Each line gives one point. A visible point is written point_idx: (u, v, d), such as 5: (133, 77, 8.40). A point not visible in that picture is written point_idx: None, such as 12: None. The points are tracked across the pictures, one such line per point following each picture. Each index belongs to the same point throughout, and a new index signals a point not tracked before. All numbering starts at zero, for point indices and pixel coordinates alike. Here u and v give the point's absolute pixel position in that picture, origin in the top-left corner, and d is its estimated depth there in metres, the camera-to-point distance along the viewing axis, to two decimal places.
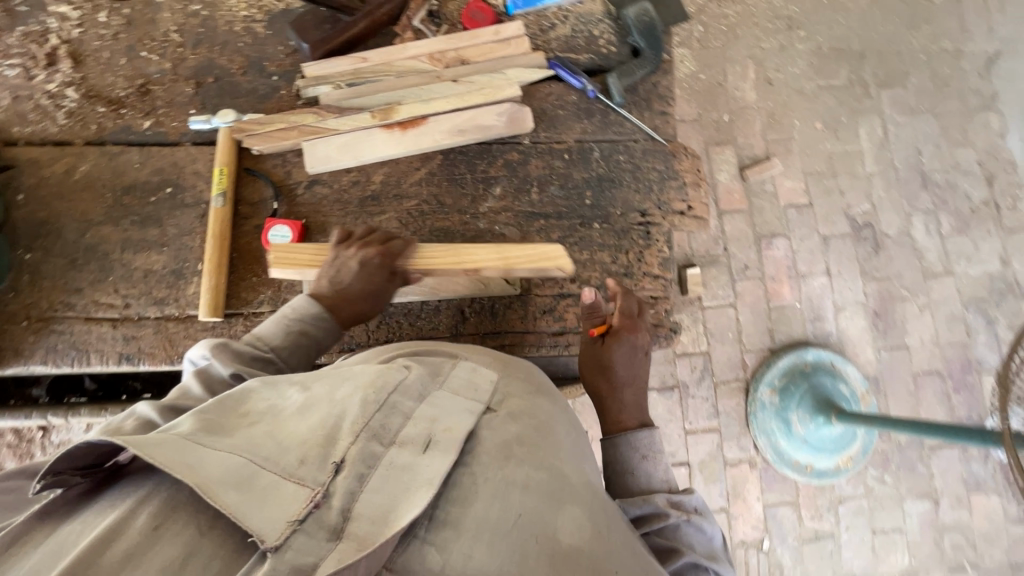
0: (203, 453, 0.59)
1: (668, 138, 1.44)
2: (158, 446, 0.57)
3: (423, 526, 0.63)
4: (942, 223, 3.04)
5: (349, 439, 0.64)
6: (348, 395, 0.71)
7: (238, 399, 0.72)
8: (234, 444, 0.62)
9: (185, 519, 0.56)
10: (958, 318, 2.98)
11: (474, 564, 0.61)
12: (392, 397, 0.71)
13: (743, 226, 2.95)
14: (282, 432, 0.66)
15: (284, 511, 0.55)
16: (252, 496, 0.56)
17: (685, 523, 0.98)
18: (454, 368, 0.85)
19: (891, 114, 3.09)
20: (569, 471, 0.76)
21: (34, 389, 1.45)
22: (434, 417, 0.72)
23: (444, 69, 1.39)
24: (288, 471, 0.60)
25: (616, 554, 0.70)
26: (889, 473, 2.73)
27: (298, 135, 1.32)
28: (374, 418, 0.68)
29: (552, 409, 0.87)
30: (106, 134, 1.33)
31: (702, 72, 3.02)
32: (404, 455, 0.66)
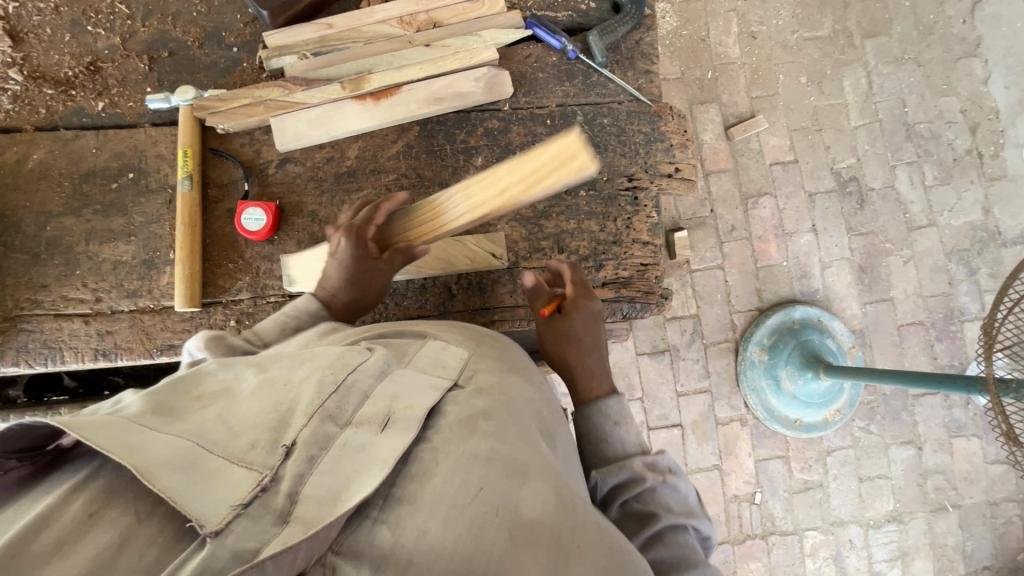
0: (148, 434, 0.52)
1: (652, 99, 1.39)
2: (96, 425, 0.51)
3: (377, 504, 0.59)
4: (927, 175, 3.04)
5: (303, 419, 0.60)
6: (308, 376, 0.66)
7: (189, 380, 0.66)
8: (182, 426, 0.56)
9: (123, 509, 0.51)
10: (941, 269, 3.02)
11: (429, 539, 0.56)
12: (351, 377, 0.67)
13: (729, 186, 2.92)
14: (233, 414, 0.60)
15: (228, 495, 0.51)
16: (195, 480, 0.50)
17: (661, 484, 0.98)
18: (422, 350, 0.82)
19: (876, 65, 3.04)
20: (537, 447, 0.72)
21: (10, 389, 1.40)
22: (395, 394, 0.68)
23: (416, 34, 1.31)
24: (236, 456, 0.55)
25: (584, 530, 0.65)
26: (874, 423, 2.80)
27: (264, 110, 1.24)
28: (330, 399, 0.63)
29: (522, 386, 0.83)
30: (58, 119, 1.25)
31: (684, 28, 2.94)
32: (360, 435, 0.62)
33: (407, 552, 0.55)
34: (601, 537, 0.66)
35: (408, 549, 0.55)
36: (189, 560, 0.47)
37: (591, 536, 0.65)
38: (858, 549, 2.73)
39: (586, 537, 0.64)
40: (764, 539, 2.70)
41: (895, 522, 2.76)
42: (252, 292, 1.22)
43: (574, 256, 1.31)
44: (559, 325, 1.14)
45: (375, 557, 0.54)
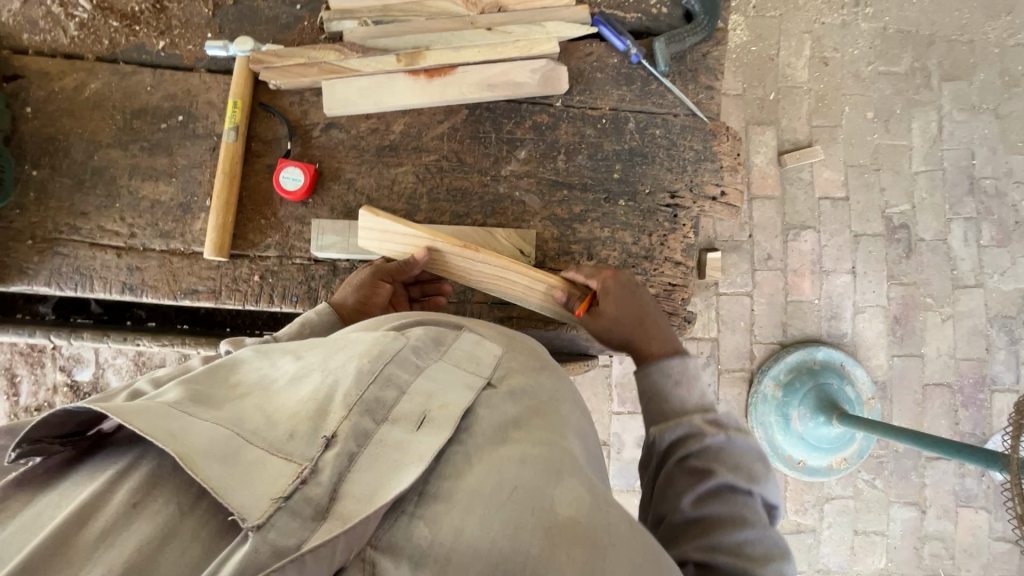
0: (190, 422, 0.56)
1: (710, 116, 1.34)
2: (142, 411, 0.55)
3: (412, 501, 0.61)
4: (983, 233, 2.90)
5: (342, 412, 0.62)
6: (344, 365, 0.68)
7: (227, 370, 0.71)
8: (222, 417, 0.60)
9: (166, 497, 0.53)
10: (980, 333, 2.89)
11: (466, 538, 0.58)
12: (389, 368, 0.69)
13: (772, 214, 2.83)
14: (271, 404, 0.64)
15: (269, 488, 0.53)
16: (235, 471, 0.53)
17: (724, 442, 0.93)
18: (457, 340, 0.83)
19: (950, 110, 2.89)
20: (572, 451, 0.73)
21: (40, 306, 1.46)
22: (431, 393, 0.71)
23: (480, 15, 1.28)
24: (275, 446, 0.58)
25: (620, 531, 0.64)
26: (880, 478, 2.73)
27: (317, 73, 1.23)
28: (369, 391, 0.65)
29: (556, 387, 0.84)
30: (119, 52, 1.27)
31: (754, 44, 2.83)
32: (397, 431, 0.64)
33: (445, 550, 0.57)
34: (635, 538, 0.65)
35: (446, 547, 0.57)
36: (233, 553, 0.49)
37: (628, 537, 0.64)
38: None
39: (622, 537, 0.64)
40: None
41: None
42: (279, 251, 1.23)
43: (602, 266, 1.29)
44: (603, 312, 1.12)
45: (413, 555, 0.56)
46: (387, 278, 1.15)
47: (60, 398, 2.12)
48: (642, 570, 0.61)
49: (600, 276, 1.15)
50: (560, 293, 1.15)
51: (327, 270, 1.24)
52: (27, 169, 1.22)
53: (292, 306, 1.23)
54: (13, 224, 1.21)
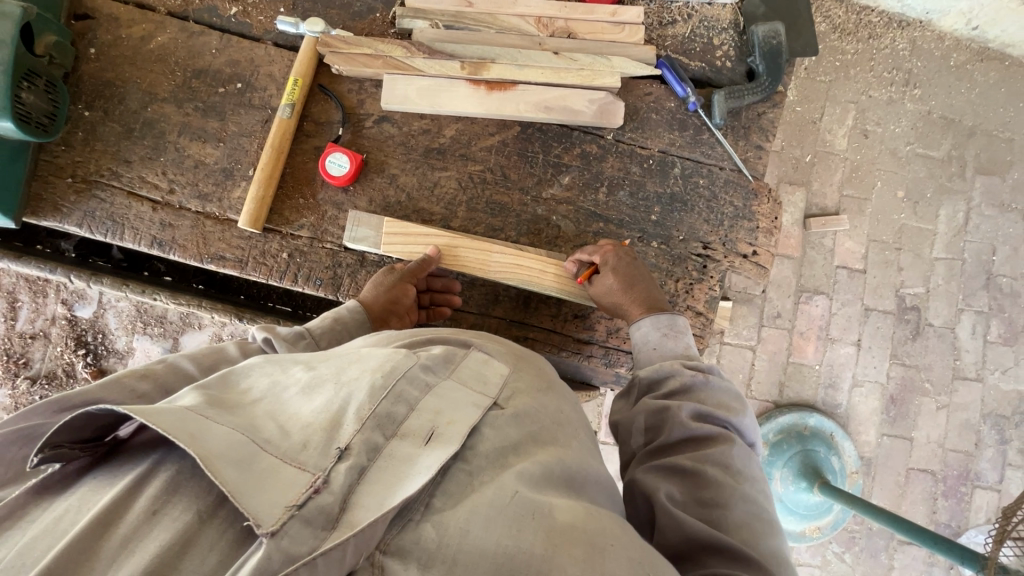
0: (207, 425, 0.56)
1: (754, 175, 1.35)
2: (160, 412, 0.54)
3: (419, 509, 0.60)
4: (992, 329, 2.91)
5: (354, 425, 0.62)
6: (359, 375, 0.68)
7: (240, 377, 0.70)
8: (236, 422, 0.59)
9: (185, 504, 0.54)
10: (972, 427, 2.90)
11: (471, 539, 0.59)
12: (400, 384, 0.68)
13: (788, 273, 2.85)
14: (283, 415, 0.63)
15: (283, 494, 0.53)
16: (252, 476, 0.53)
17: (701, 380, 1.00)
18: (466, 358, 0.82)
19: (979, 203, 2.91)
20: (571, 462, 0.74)
21: (63, 242, 1.46)
22: (438, 409, 0.70)
23: (548, 38, 1.30)
24: (289, 455, 0.57)
25: (613, 531, 0.65)
26: (850, 552, 2.78)
27: (381, 66, 1.24)
28: (381, 406, 0.65)
29: (561, 407, 0.84)
30: (191, 10, 1.27)
31: (800, 105, 2.86)
32: (404, 447, 0.63)
33: (452, 550, 0.57)
34: (628, 537, 0.66)
35: (453, 547, 0.58)
36: (250, 557, 0.50)
37: (623, 537, 0.65)
38: None
39: (617, 537, 0.65)
40: None
41: None
42: (311, 233, 1.24)
43: None
44: (602, 280, 1.18)
45: (422, 556, 0.57)
46: (412, 276, 1.15)
47: (56, 329, 2.12)
48: (636, 565, 0.62)
49: (601, 250, 1.20)
50: (569, 263, 1.21)
51: (356, 259, 1.24)
52: (80, 108, 1.23)
53: (315, 289, 1.23)
54: (56, 159, 1.22)
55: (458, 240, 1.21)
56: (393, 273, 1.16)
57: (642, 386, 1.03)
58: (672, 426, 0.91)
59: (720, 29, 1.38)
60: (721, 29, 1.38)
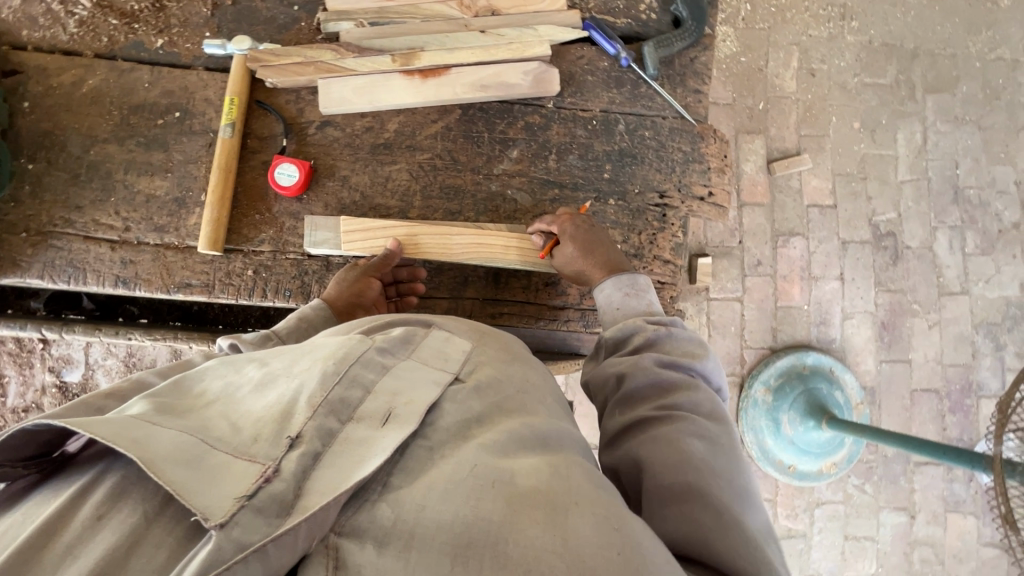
0: (151, 430, 0.55)
1: (697, 119, 1.37)
2: (101, 423, 0.53)
3: (376, 489, 0.59)
4: (967, 241, 2.96)
5: (305, 413, 0.60)
6: (312, 365, 0.67)
7: (193, 380, 0.69)
8: (186, 424, 0.58)
9: (131, 507, 0.52)
10: (967, 340, 2.94)
11: (429, 513, 0.57)
12: (353, 369, 0.67)
13: (762, 221, 2.88)
14: (236, 412, 0.62)
15: (233, 488, 0.52)
16: (198, 475, 0.52)
17: (662, 332, 1.02)
18: (426, 338, 0.82)
19: (933, 121, 2.97)
20: (540, 424, 0.72)
21: (32, 301, 1.46)
22: (395, 391, 0.69)
23: (473, 18, 1.31)
24: (240, 450, 0.56)
25: (580, 488, 0.63)
26: (870, 483, 2.82)
27: (314, 71, 1.25)
28: (333, 391, 0.64)
29: (528, 376, 0.83)
30: (117, 49, 1.28)
31: (743, 55, 2.90)
32: (361, 430, 0.63)
33: (409, 526, 0.56)
34: (600, 494, 0.64)
35: (410, 523, 0.56)
36: (198, 552, 0.48)
37: (592, 491, 0.64)
38: None
39: (583, 493, 0.62)
40: None
41: None
42: (272, 246, 1.24)
43: None
44: (563, 251, 1.19)
45: (378, 534, 0.55)
46: (374, 273, 1.17)
47: (48, 398, 2.10)
48: (603, 520, 0.60)
49: (558, 220, 1.21)
50: (533, 235, 1.23)
51: (321, 264, 1.25)
52: (23, 162, 1.23)
53: (286, 300, 1.24)
54: (8, 216, 1.22)
55: (415, 231, 1.21)
56: (356, 271, 1.18)
57: (607, 344, 1.05)
58: (640, 374, 0.93)
59: None
60: None
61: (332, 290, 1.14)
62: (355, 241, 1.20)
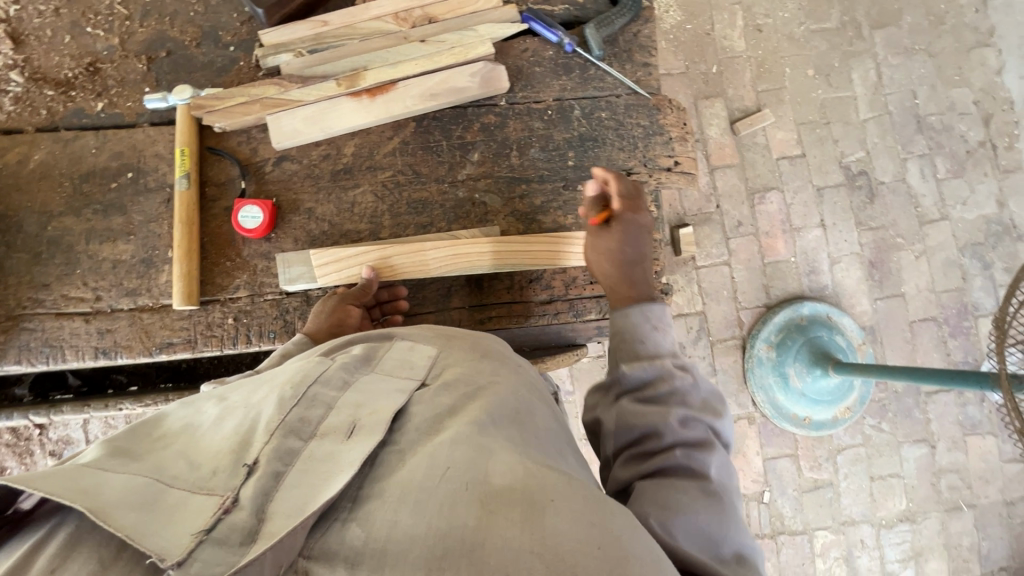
0: (102, 476, 0.53)
1: (651, 92, 1.37)
2: (45, 475, 0.51)
3: (344, 508, 0.60)
4: (939, 167, 2.99)
5: (264, 439, 0.61)
6: (270, 393, 0.68)
7: (147, 422, 0.67)
8: (140, 466, 0.57)
9: (85, 556, 0.51)
10: (955, 263, 2.97)
11: (401, 526, 0.57)
12: (312, 389, 0.69)
13: (736, 182, 2.88)
14: (194, 447, 0.62)
15: (189, 525, 0.51)
16: (154, 516, 0.51)
17: (687, 382, 0.99)
18: (390, 349, 0.85)
19: (884, 56, 3.00)
20: (511, 424, 0.73)
21: (17, 388, 1.42)
22: (359, 403, 0.70)
23: (411, 29, 1.30)
24: (198, 485, 0.56)
25: (556, 487, 0.64)
26: (885, 421, 2.84)
27: (261, 109, 1.24)
28: (291, 414, 0.65)
29: (497, 370, 0.84)
30: (58, 119, 1.25)
31: (689, 22, 2.91)
32: (325, 446, 0.63)
33: (381, 542, 0.56)
34: (574, 489, 0.65)
35: (381, 540, 0.56)
36: None
37: (569, 487, 0.64)
38: (870, 549, 2.79)
39: (559, 492, 0.63)
40: (773, 538, 2.77)
41: (908, 522, 2.82)
42: (249, 291, 1.22)
43: None
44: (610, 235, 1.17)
45: (349, 555, 0.56)
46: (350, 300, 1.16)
47: None
48: (581, 516, 0.61)
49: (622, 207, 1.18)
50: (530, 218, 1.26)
51: (301, 300, 1.23)
52: None
53: (271, 342, 1.22)
54: None
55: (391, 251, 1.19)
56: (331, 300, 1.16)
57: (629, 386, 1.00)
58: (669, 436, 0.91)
59: None
60: None
61: (311, 323, 1.13)
62: (326, 271, 1.18)
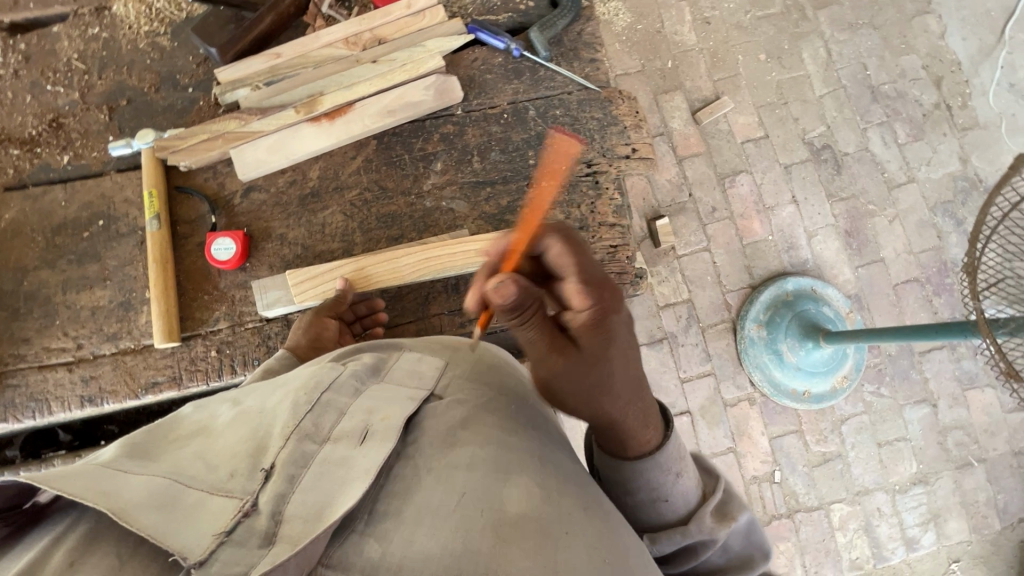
0: (121, 477, 0.55)
1: (601, 85, 1.42)
2: (71, 476, 0.53)
3: (361, 519, 0.61)
4: (898, 132, 3.07)
5: (280, 443, 0.64)
6: (282, 401, 0.72)
7: (164, 428, 0.70)
8: (160, 467, 0.59)
9: (102, 552, 0.52)
10: (928, 223, 3.02)
11: (416, 546, 0.58)
12: (325, 396, 0.73)
13: (705, 168, 2.94)
14: (210, 451, 0.65)
15: (210, 525, 0.54)
16: (175, 515, 0.53)
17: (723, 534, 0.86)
18: (398, 360, 0.88)
19: (830, 33, 3.11)
20: (529, 445, 0.74)
21: (7, 449, 1.41)
22: (371, 409, 0.74)
23: (362, 52, 1.34)
24: (216, 486, 0.59)
25: (573, 519, 0.65)
26: (884, 386, 2.85)
27: (223, 143, 1.27)
28: (306, 419, 0.68)
29: (505, 384, 0.86)
30: (26, 177, 1.27)
31: (639, 23, 3.00)
32: (339, 449, 0.66)
33: (397, 559, 0.58)
34: (587, 518, 0.67)
35: (398, 557, 0.58)
36: None
37: (583, 523, 0.66)
38: (887, 516, 2.78)
39: (573, 524, 0.65)
40: (791, 517, 2.75)
41: (922, 484, 2.82)
42: (229, 321, 1.23)
43: None
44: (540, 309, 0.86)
45: (366, 566, 0.57)
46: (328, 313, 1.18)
47: None
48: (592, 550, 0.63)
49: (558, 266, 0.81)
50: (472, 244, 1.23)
51: (282, 325, 1.24)
52: None
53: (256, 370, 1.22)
54: None
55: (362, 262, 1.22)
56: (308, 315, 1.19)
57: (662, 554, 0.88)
58: None
59: None
60: None
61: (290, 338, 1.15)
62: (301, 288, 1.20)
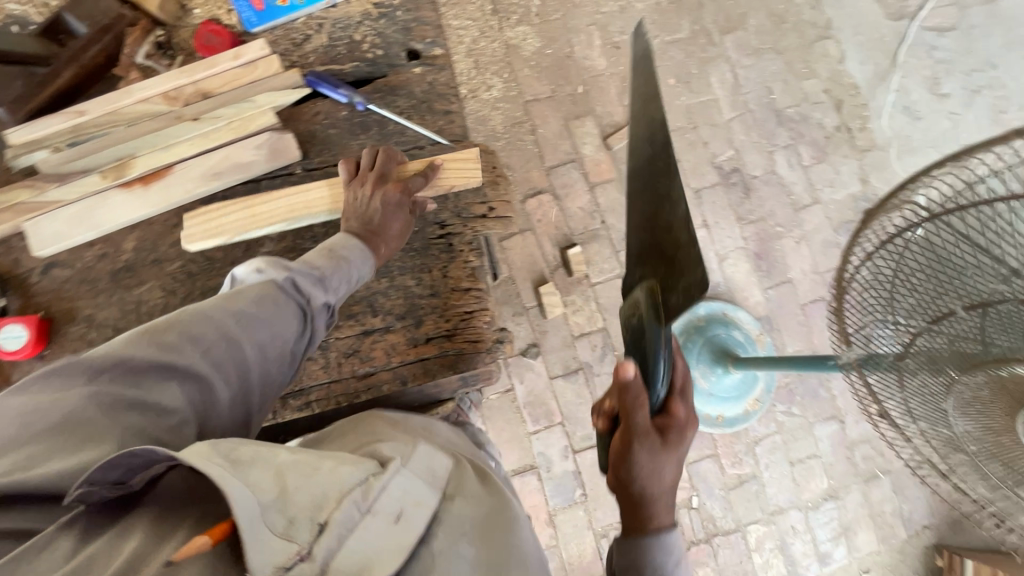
0: (235, 491, 0.78)
1: (455, 139, 1.33)
2: (231, 493, 0.77)
3: None
4: (802, 155, 3.16)
5: (335, 505, 0.86)
6: (342, 475, 0.91)
7: (234, 450, 0.86)
8: (247, 480, 0.82)
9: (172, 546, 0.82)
10: (833, 243, 3.09)
11: None
12: (370, 482, 0.94)
13: (617, 195, 2.92)
14: (282, 480, 0.85)
15: (275, 558, 0.77)
16: (256, 540, 0.77)
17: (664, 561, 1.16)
18: (342, 466, 0.94)
19: (736, 58, 3.17)
20: None
21: None
22: (406, 494, 1.00)
23: (184, 107, 1.23)
24: (279, 529, 0.80)
25: None
26: (795, 404, 2.90)
27: (15, 215, 1.20)
28: (357, 494, 0.90)
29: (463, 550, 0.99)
30: None
31: (548, 47, 2.96)
32: (376, 522, 0.91)
33: None
34: None
35: None
36: None
37: None
38: (802, 534, 2.81)
39: None
40: (708, 541, 2.74)
41: (833, 499, 2.86)
42: None
43: (390, 317, 1.28)
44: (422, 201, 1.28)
45: None
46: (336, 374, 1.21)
47: None
48: None
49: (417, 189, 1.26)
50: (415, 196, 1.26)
51: None
52: None
53: None
54: None
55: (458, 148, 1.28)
56: (282, 228, 1.25)
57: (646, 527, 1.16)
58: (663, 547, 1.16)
59: (356, 24, 1.34)
60: (356, 24, 1.34)
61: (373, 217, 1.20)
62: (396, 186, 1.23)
